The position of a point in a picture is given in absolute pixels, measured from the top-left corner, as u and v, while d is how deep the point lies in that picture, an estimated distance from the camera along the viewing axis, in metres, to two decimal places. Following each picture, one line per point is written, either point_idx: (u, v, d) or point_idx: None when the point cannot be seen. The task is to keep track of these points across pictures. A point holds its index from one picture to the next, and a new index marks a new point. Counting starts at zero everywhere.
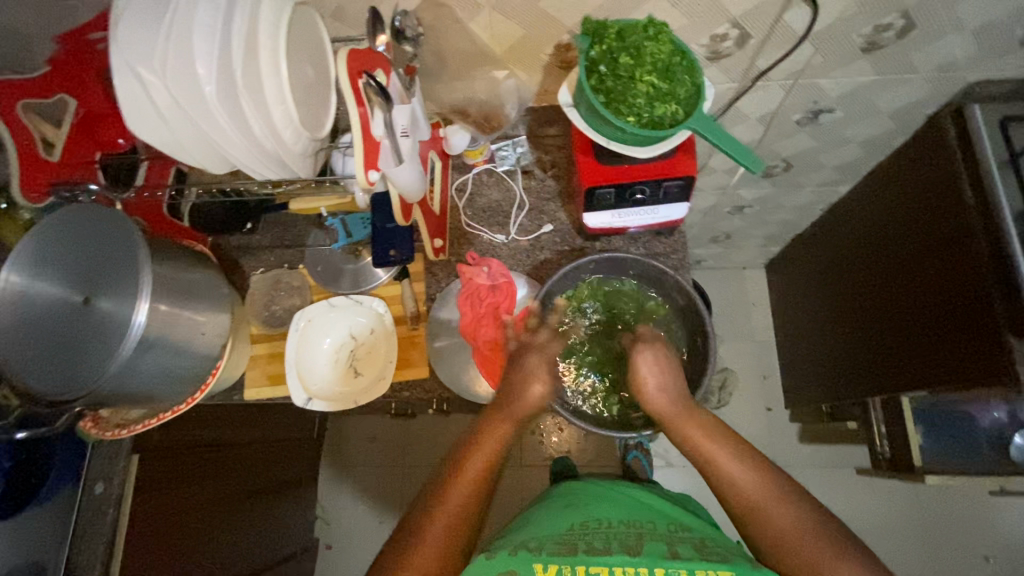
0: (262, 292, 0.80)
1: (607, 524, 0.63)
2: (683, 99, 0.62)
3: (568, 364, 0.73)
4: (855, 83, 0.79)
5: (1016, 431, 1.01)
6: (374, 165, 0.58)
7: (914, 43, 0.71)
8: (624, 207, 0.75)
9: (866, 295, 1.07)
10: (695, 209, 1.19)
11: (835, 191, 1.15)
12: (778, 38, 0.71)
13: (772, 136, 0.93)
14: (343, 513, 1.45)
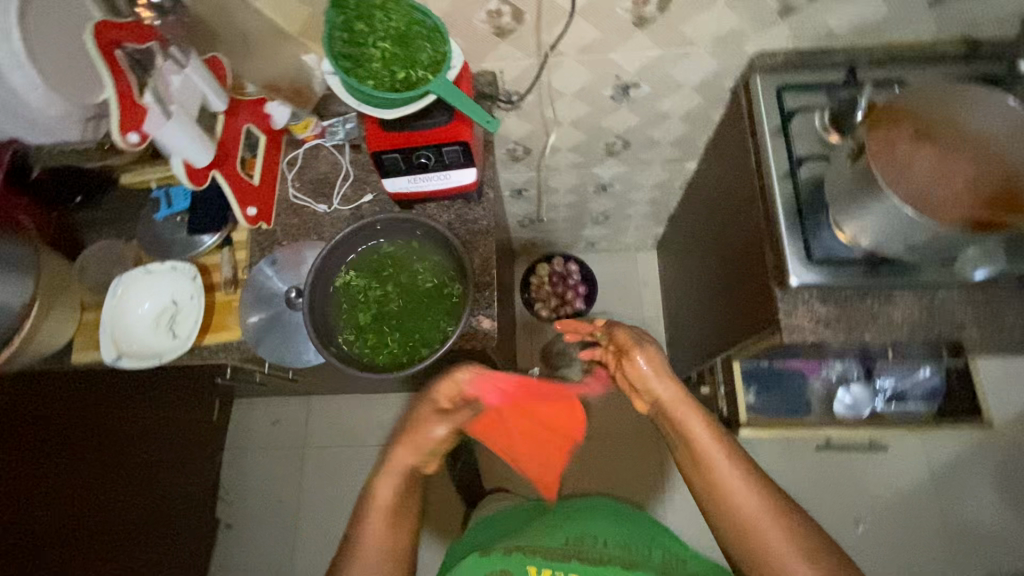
0: (96, 261, 0.88)
1: (603, 544, 0.74)
2: (426, 66, 0.67)
3: (368, 314, 0.81)
4: (645, 57, 0.86)
5: (841, 386, 1.09)
6: (134, 128, 0.65)
7: (676, 15, 0.78)
8: (416, 173, 0.80)
9: (709, 264, 1.12)
10: (558, 187, 1.27)
11: (685, 168, 1.22)
12: (549, 15, 0.77)
13: (595, 112, 1.00)
14: (246, 490, 1.53)
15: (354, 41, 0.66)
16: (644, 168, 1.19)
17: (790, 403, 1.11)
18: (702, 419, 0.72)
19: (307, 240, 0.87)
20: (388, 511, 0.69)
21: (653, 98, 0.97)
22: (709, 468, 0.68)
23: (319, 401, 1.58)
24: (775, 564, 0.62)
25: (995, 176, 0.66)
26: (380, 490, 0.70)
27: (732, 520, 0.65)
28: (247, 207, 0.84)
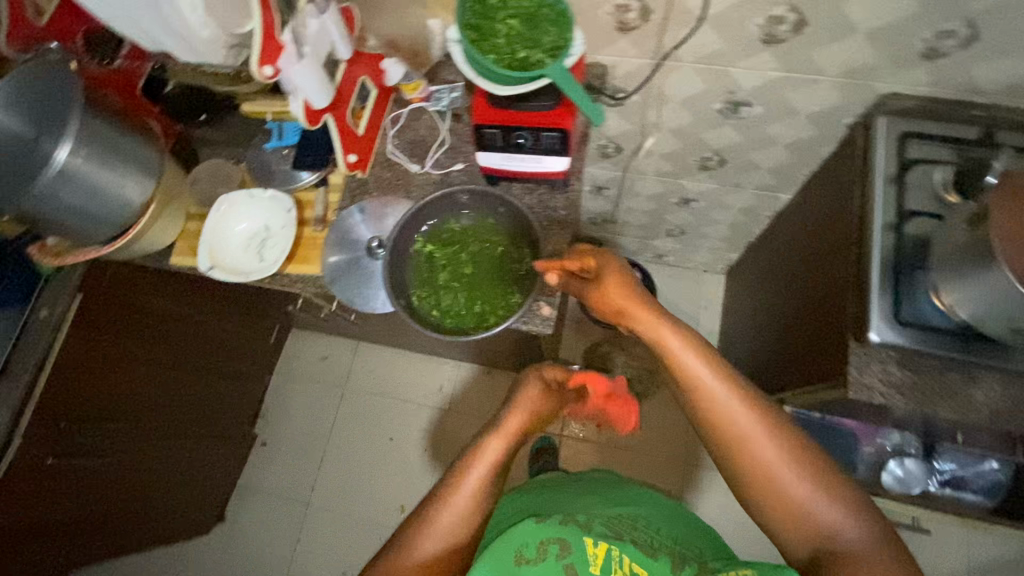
0: (206, 175, 0.96)
1: (654, 530, 0.77)
2: (545, 48, 0.67)
3: (439, 275, 0.85)
4: (765, 77, 0.84)
5: (893, 457, 1.02)
6: (270, 62, 0.69)
7: (810, 39, 0.75)
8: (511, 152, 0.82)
9: (780, 301, 1.08)
10: (641, 192, 1.26)
11: (777, 199, 1.17)
12: (677, 18, 0.76)
13: (698, 125, 0.98)
14: (284, 415, 1.64)
15: (484, 15, 0.68)
16: (734, 190, 1.16)
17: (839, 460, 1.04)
18: (707, 361, 0.67)
19: (396, 198, 0.92)
20: (483, 476, 0.71)
21: (762, 120, 0.93)
22: (721, 415, 0.65)
23: (365, 349, 1.65)
24: (765, 469, 0.63)
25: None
26: (480, 457, 0.73)
27: (755, 475, 0.64)
28: (350, 153, 0.88)
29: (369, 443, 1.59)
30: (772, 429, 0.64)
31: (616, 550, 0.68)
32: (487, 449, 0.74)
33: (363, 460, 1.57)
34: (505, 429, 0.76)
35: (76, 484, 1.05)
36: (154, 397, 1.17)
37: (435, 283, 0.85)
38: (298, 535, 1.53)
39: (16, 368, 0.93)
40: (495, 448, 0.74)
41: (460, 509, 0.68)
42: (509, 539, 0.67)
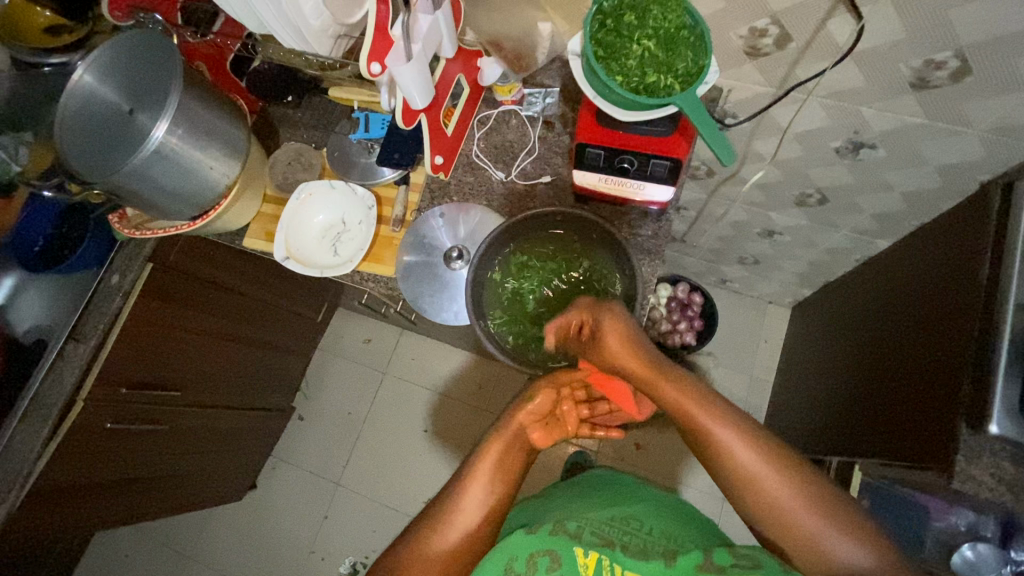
0: (285, 158, 0.94)
1: (648, 532, 0.68)
2: (679, 73, 0.62)
3: (520, 302, 0.82)
4: (901, 122, 0.76)
5: (967, 540, 0.95)
6: (379, 59, 0.67)
7: (968, 89, 0.67)
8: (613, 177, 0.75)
9: (862, 357, 1.01)
10: (722, 218, 1.18)
11: (873, 244, 1.08)
12: (818, 49, 0.69)
13: (808, 160, 0.90)
14: (322, 392, 1.64)
15: (618, 31, 0.63)
16: (827, 230, 1.08)
17: (904, 533, 0.98)
18: (669, 379, 0.65)
19: (476, 204, 0.87)
20: (495, 462, 0.68)
21: (883, 165, 0.85)
22: (696, 432, 0.62)
23: (409, 337, 1.64)
24: (775, 509, 0.58)
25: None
26: (493, 444, 0.70)
27: (769, 520, 0.59)
28: (436, 154, 0.84)
29: (403, 432, 1.58)
30: (745, 432, 0.61)
31: (608, 559, 0.62)
32: (497, 439, 0.70)
33: (395, 448, 1.57)
34: (525, 408, 0.72)
35: (124, 444, 1.06)
36: (201, 366, 1.16)
37: (520, 310, 0.82)
38: (325, 512, 1.55)
39: (86, 332, 0.94)
40: (512, 428, 0.71)
41: (475, 503, 0.65)
42: (499, 553, 0.63)
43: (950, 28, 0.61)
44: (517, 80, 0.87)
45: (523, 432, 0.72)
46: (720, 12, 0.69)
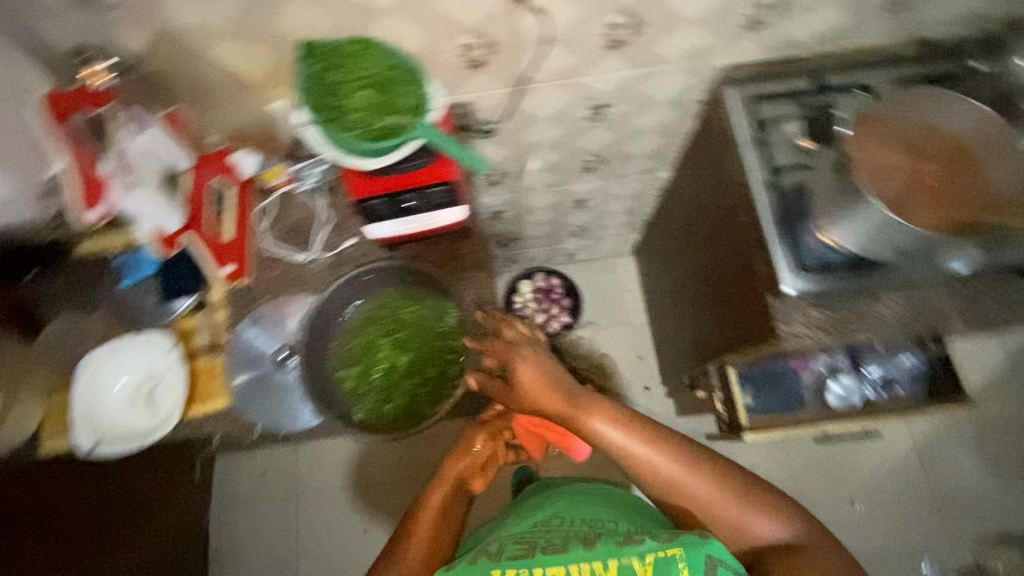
0: (56, 339, 0.81)
1: (569, 524, 0.71)
2: (406, 110, 0.66)
3: (373, 373, 0.80)
4: (619, 79, 0.86)
5: (831, 378, 1.10)
6: (96, 199, 0.72)
7: (649, 35, 0.78)
8: (402, 218, 0.77)
9: (693, 271, 1.12)
10: (535, 207, 1.26)
11: (659, 177, 1.22)
12: (524, 45, 0.76)
13: (570, 135, 0.99)
14: (239, 551, 1.45)
15: (334, 93, 0.66)
16: (620, 181, 1.20)
17: (782, 399, 1.11)
18: (595, 407, 0.67)
19: (288, 297, 0.82)
20: (424, 546, 0.69)
21: (626, 116, 0.97)
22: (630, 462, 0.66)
23: (307, 448, 1.52)
24: (691, 500, 0.65)
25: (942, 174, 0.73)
26: (411, 535, 0.70)
27: (683, 507, 0.66)
28: (222, 265, 0.80)
29: (343, 544, 1.44)
30: (680, 447, 0.66)
31: (525, 567, 0.62)
32: (418, 521, 0.71)
33: (348, 564, 1.43)
34: (445, 476, 0.76)
35: None
36: None
37: (373, 379, 0.80)
38: None
39: None
40: (438, 498, 0.73)
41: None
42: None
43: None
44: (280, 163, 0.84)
45: (447, 509, 0.73)
46: (428, 42, 0.73)
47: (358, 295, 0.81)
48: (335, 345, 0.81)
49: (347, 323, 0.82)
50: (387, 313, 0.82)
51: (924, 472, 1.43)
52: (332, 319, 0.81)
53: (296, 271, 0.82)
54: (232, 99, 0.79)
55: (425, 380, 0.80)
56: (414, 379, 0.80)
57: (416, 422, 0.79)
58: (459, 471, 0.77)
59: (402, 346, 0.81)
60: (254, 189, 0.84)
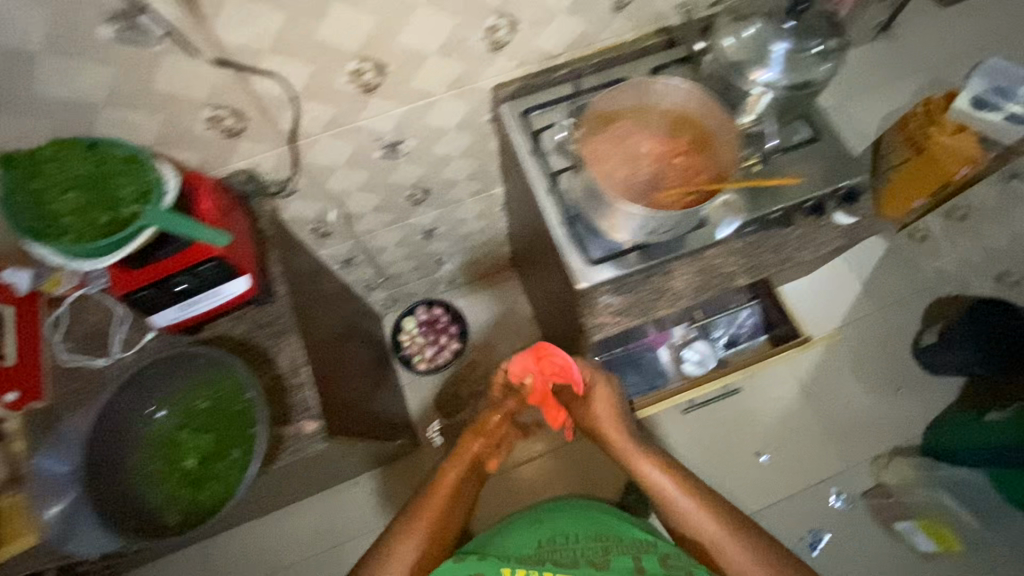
0: None
1: (569, 540, 0.86)
2: (129, 200, 0.69)
3: (174, 455, 0.80)
4: (498, 81, 0.93)
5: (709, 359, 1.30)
6: None
7: (525, 32, 0.85)
8: (182, 301, 0.77)
9: (541, 268, 1.15)
10: (392, 235, 1.28)
11: (492, 196, 1.28)
12: (410, 60, 0.82)
13: (434, 148, 1.04)
14: None
15: (42, 199, 0.67)
16: (450, 205, 1.25)
17: (647, 375, 1.30)
18: (648, 455, 0.93)
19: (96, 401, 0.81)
20: (402, 570, 0.76)
21: (494, 124, 1.03)
22: (672, 502, 0.86)
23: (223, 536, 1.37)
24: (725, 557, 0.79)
25: (687, 159, 0.82)
26: (391, 558, 0.77)
27: (707, 556, 0.82)
28: (4, 392, 0.77)
29: None
30: (691, 478, 0.89)
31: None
32: (399, 551, 0.78)
33: None
34: (442, 486, 0.89)
35: None
36: None
37: (173, 462, 0.80)
38: None
39: None
40: (422, 530, 0.80)
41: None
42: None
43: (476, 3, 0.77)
44: (64, 270, 0.83)
45: (434, 535, 0.81)
46: (318, 71, 0.77)
47: (143, 402, 0.79)
48: (200, 433, 0.80)
49: (145, 429, 0.80)
50: (184, 407, 0.81)
51: (823, 413, 1.44)
52: (132, 428, 0.79)
53: (95, 380, 0.82)
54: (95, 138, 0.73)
55: (215, 468, 0.79)
56: (200, 468, 0.79)
57: (200, 518, 0.77)
58: (452, 487, 0.89)
59: (197, 438, 0.80)
60: (42, 303, 0.85)
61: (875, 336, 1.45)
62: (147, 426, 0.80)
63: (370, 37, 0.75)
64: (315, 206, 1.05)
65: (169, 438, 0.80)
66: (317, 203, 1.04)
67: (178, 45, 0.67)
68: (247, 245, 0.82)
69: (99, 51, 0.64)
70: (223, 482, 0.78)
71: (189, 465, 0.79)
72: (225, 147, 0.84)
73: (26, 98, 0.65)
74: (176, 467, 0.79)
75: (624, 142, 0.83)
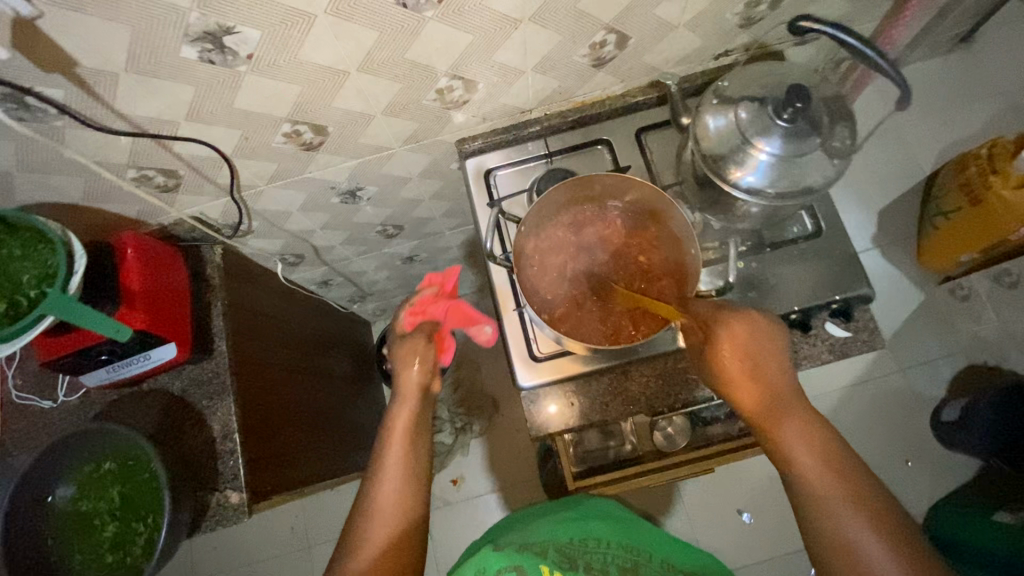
0: None
1: (604, 546, 0.75)
2: (29, 284, 0.60)
3: (78, 530, 0.71)
4: (595, 97, 0.82)
5: None
6: None
7: (636, 48, 0.73)
8: (108, 364, 0.74)
9: None
10: (455, 238, 1.21)
11: None
12: (501, 78, 0.72)
13: None
14: None
15: None
16: None
17: None
18: (796, 420, 0.55)
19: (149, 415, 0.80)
20: (396, 498, 0.62)
21: None
22: (799, 473, 0.52)
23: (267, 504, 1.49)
24: (840, 535, 0.48)
25: (654, 258, 0.69)
26: (381, 483, 0.63)
27: (830, 550, 0.48)
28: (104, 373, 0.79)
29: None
30: (834, 461, 0.52)
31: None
32: (383, 473, 0.63)
33: None
34: (407, 396, 0.70)
35: None
36: None
37: (83, 534, 0.71)
38: None
39: None
40: (397, 450, 0.65)
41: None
42: (470, 566, 0.68)
43: (588, 19, 0.65)
44: None
45: (415, 461, 0.65)
46: (402, 91, 0.68)
47: (57, 471, 0.71)
48: (191, 469, 0.78)
49: (69, 494, 0.72)
50: (86, 477, 0.72)
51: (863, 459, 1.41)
52: (40, 500, 0.70)
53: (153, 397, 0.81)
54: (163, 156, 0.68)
55: (128, 540, 0.71)
56: (117, 539, 0.71)
57: None
58: (418, 391, 0.71)
59: (104, 512, 0.72)
60: None
61: (887, 397, 1.43)
62: (52, 502, 0.71)
63: (462, 55, 0.66)
64: (381, 213, 0.99)
65: (74, 514, 0.71)
66: (388, 210, 0.98)
67: (262, 67, 0.58)
68: (183, 308, 0.78)
69: (184, 74, 0.56)
70: (138, 548, 0.71)
71: (97, 540, 0.71)
72: (303, 159, 0.77)
73: (101, 115, 0.59)
74: (93, 536, 0.71)
75: (584, 232, 0.71)
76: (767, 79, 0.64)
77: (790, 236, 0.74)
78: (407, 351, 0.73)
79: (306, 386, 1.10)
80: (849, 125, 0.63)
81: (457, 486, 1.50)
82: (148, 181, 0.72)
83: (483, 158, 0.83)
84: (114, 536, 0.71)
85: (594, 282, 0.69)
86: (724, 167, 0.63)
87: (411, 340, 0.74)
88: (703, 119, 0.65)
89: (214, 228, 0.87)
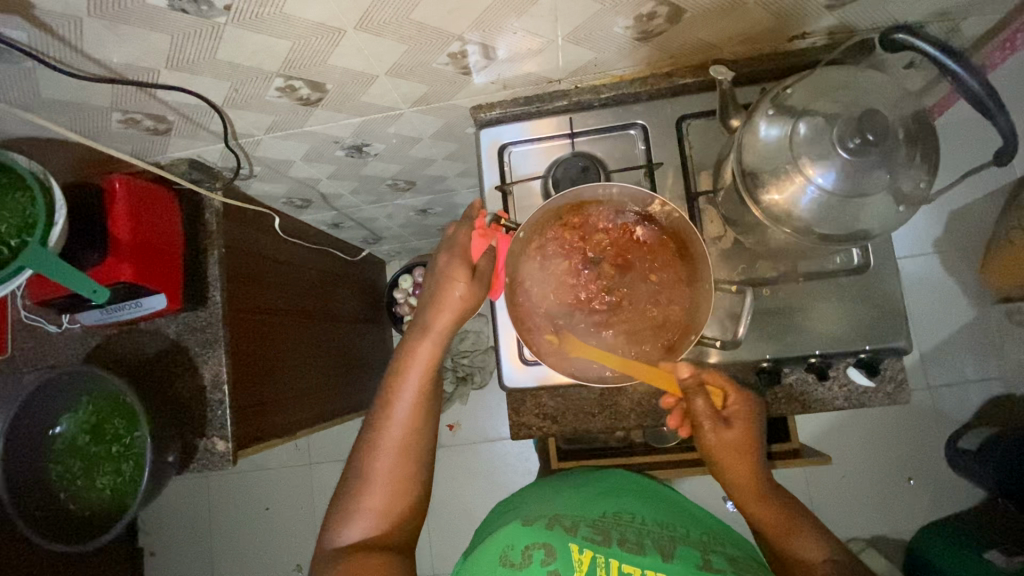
0: None
1: (646, 522, 0.70)
2: (12, 234, 0.59)
3: (71, 465, 0.75)
4: (637, 72, 0.70)
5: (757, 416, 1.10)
6: None
7: (690, 24, 0.60)
8: (101, 308, 0.74)
9: None
10: (468, 193, 1.13)
11: None
12: (525, 45, 0.61)
13: None
14: (212, 496, 1.61)
15: None
16: None
17: None
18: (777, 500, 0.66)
19: (142, 357, 0.81)
20: (404, 435, 0.64)
21: None
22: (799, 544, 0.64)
23: None
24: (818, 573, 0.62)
25: (667, 277, 0.63)
26: (393, 418, 0.64)
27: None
28: (87, 313, 0.76)
29: (296, 504, 1.56)
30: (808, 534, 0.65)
31: (602, 555, 0.63)
32: (397, 408, 0.64)
33: (299, 518, 1.56)
34: (432, 328, 0.66)
35: None
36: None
37: (78, 468, 0.76)
38: None
39: None
40: (413, 386, 0.65)
41: (359, 537, 0.60)
42: (498, 541, 0.66)
43: None
44: None
45: (427, 397, 0.65)
46: (410, 53, 0.60)
47: (52, 410, 0.74)
48: (182, 412, 0.80)
49: (61, 432, 0.75)
50: (76, 419, 0.75)
51: (865, 466, 1.35)
52: (39, 435, 0.74)
53: (137, 340, 0.82)
54: (146, 100, 0.62)
55: (117, 476, 0.75)
56: (109, 473, 0.76)
57: (113, 511, 0.75)
58: (448, 328, 0.66)
59: (98, 448, 0.76)
60: None
61: (905, 412, 1.34)
62: (51, 437, 0.75)
63: (480, 20, 0.56)
64: (387, 167, 0.91)
65: (73, 447, 0.76)
66: (397, 166, 0.91)
67: (244, 19, 0.51)
68: (174, 257, 0.75)
69: (156, 22, 0.50)
70: (120, 487, 0.75)
71: (91, 475, 0.76)
72: (301, 114, 0.70)
73: (75, 58, 0.54)
74: (86, 468, 0.76)
75: (595, 237, 0.64)
76: (841, 90, 0.53)
77: (829, 267, 0.65)
78: (451, 275, 0.65)
79: (310, 330, 1.11)
80: (927, 161, 0.52)
81: (453, 431, 1.54)
82: (135, 124, 0.67)
83: (500, 130, 0.74)
84: (102, 471, 0.76)
85: (593, 296, 0.64)
86: (764, 191, 0.54)
87: (459, 267, 0.65)
88: (753, 126, 0.55)
89: (213, 170, 0.83)
